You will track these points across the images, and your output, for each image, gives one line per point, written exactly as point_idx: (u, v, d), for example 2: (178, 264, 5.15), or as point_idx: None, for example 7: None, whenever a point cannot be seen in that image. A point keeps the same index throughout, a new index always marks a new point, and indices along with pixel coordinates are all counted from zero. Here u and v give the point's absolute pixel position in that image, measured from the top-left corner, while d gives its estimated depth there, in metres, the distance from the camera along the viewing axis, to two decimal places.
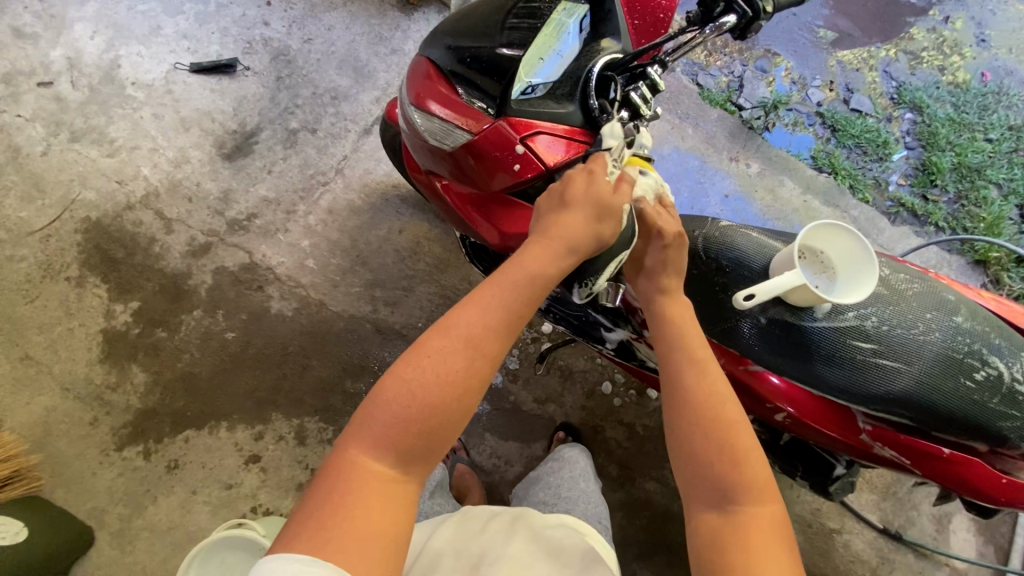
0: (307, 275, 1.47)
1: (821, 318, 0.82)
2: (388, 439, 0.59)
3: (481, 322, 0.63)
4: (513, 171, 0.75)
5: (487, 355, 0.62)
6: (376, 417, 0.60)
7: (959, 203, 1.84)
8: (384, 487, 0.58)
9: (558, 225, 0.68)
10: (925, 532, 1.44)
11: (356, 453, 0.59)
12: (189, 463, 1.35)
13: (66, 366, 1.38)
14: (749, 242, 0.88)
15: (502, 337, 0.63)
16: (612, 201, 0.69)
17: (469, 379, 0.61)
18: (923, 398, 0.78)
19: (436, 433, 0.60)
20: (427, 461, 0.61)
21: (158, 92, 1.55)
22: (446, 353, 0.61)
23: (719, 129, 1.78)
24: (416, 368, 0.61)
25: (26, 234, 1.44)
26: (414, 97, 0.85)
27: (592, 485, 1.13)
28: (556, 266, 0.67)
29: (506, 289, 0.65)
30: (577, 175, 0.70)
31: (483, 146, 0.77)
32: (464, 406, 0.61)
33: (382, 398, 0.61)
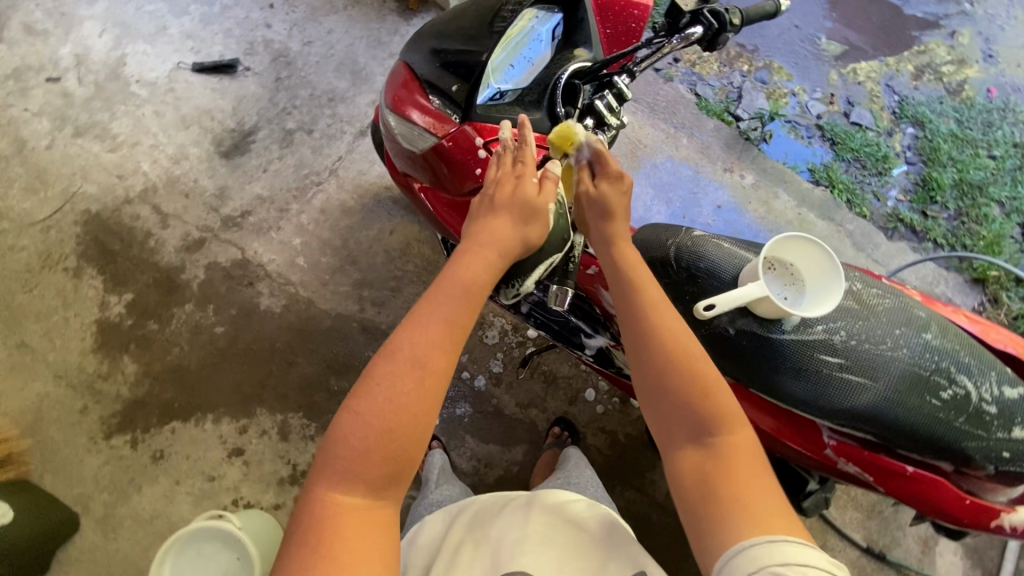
0: (298, 273, 1.49)
1: (789, 331, 0.82)
2: (354, 471, 0.59)
3: (426, 339, 0.62)
4: (478, 175, 0.78)
5: (435, 371, 0.62)
6: (335, 454, 0.60)
7: (960, 220, 1.81)
8: (358, 518, 0.58)
9: (488, 232, 0.69)
10: (910, 552, 1.41)
11: (324, 493, 0.59)
12: (174, 453, 1.38)
13: (60, 354, 1.42)
14: (721, 252, 0.88)
15: (447, 349, 0.63)
16: (538, 203, 0.70)
17: (421, 398, 0.61)
18: (887, 414, 0.77)
19: (399, 456, 0.60)
20: (398, 484, 0.61)
21: (161, 90, 1.59)
22: (395, 377, 0.61)
23: (714, 140, 1.77)
24: (369, 399, 0.60)
25: (28, 225, 1.48)
26: (389, 100, 0.86)
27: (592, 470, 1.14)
28: (489, 271, 0.68)
29: (447, 300, 0.65)
30: (506, 178, 0.71)
31: (451, 150, 0.78)
32: (421, 424, 0.61)
33: (340, 433, 0.60)
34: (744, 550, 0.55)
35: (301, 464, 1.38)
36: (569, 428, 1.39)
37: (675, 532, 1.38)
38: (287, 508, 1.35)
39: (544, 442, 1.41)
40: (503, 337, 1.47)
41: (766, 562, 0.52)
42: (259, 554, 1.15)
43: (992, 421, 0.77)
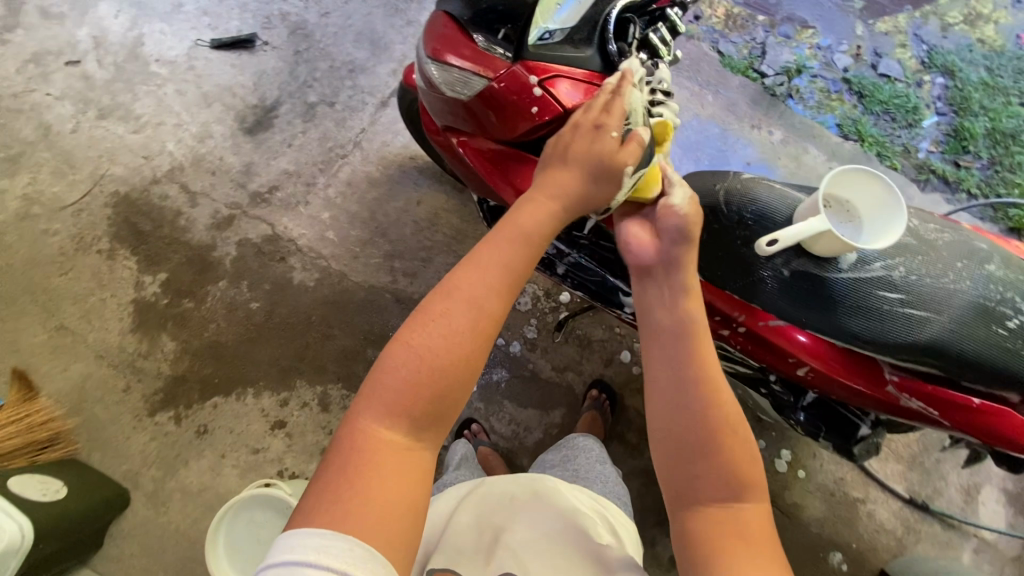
0: (328, 246, 1.49)
1: (846, 269, 0.80)
2: (400, 405, 0.58)
3: (481, 280, 0.63)
4: (531, 115, 0.75)
5: (491, 314, 0.62)
6: (385, 384, 0.59)
7: (994, 169, 1.77)
8: (398, 451, 0.58)
9: (554, 184, 0.69)
10: (954, 502, 1.41)
11: (367, 423, 0.58)
12: (217, 428, 1.39)
13: (99, 335, 1.43)
14: (772, 193, 0.87)
15: (502, 296, 0.63)
16: (617, 160, 0.68)
17: (473, 339, 0.61)
18: (952, 347, 0.76)
19: (445, 397, 0.60)
20: (439, 425, 0.61)
21: (181, 68, 1.58)
22: (451, 314, 0.61)
23: (740, 97, 1.74)
24: (422, 331, 0.60)
25: (59, 208, 1.49)
26: (433, 51, 0.83)
27: (607, 468, 1.10)
28: (549, 222, 0.68)
29: (506, 247, 0.65)
30: (585, 131, 0.69)
31: (503, 91, 0.75)
32: (471, 366, 0.61)
33: (391, 362, 0.60)
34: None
35: None
36: (607, 391, 1.40)
37: None
38: None
39: (582, 404, 1.42)
40: (535, 303, 1.46)
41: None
42: None
43: None
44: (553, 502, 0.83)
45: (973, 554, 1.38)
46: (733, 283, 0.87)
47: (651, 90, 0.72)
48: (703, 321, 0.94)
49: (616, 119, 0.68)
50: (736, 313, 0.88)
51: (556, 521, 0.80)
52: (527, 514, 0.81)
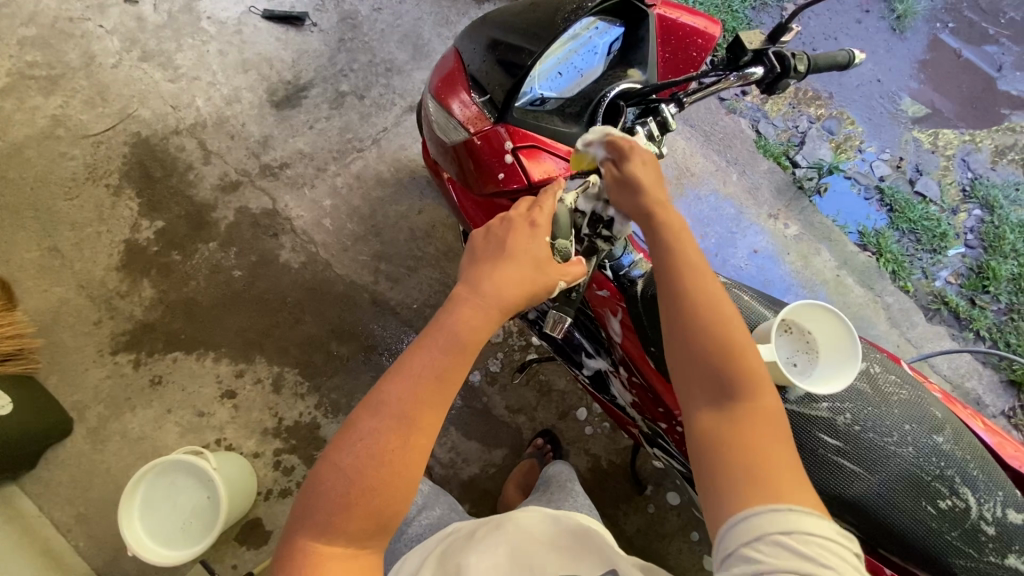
0: (322, 234, 1.51)
1: (793, 401, 0.77)
2: (337, 523, 0.57)
3: (413, 391, 0.59)
4: (498, 180, 0.76)
5: (422, 426, 0.59)
6: (315, 503, 0.58)
7: (1010, 316, 1.70)
8: (340, 565, 0.57)
9: (495, 284, 0.62)
10: None
11: (304, 540, 0.57)
12: (171, 382, 1.42)
13: (86, 266, 1.47)
14: (739, 303, 0.85)
15: (435, 404, 0.60)
16: (549, 268, 0.64)
17: (405, 453, 0.58)
18: (875, 511, 0.73)
19: (381, 508, 0.58)
20: (384, 531, 0.59)
21: (229, 30, 1.62)
22: (379, 431, 0.58)
23: (765, 182, 1.70)
24: (350, 450, 0.58)
25: (82, 136, 1.54)
26: (435, 88, 0.84)
27: (577, 487, 1.10)
28: (488, 328, 0.62)
29: (441, 351, 0.60)
30: (519, 227, 0.65)
31: (480, 148, 0.77)
32: (407, 478, 0.58)
33: (319, 485, 0.58)
34: (746, 522, 0.53)
35: (287, 420, 1.40)
36: (553, 442, 1.37)
37: None
38: (265, 458, 1.38)
39: (525, 450, 1.40)
40: (507, 338, 1.45)
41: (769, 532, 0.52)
42: (226, 496, 1.17)
43: (987, 543, 0.72)
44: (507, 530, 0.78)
45: None
46: None
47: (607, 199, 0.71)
48: (649, 406, 1.01)
49: (548, 215, 0.67)
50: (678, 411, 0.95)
51: (514, 544, 0.75)
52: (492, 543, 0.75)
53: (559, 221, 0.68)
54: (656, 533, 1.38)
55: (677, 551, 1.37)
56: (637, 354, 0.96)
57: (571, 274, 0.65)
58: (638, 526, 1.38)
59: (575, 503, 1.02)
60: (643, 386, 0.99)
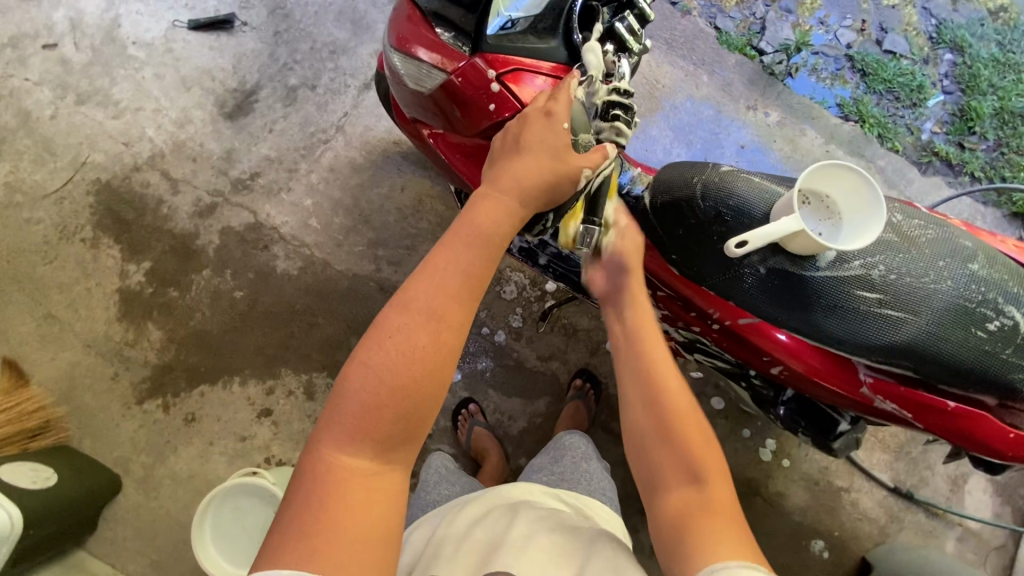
0: (312, 234, 1.48)
1: (824, 267, 0.79)
2: (365, 427, 0.57)
3: (440, 289, 0.61)
4: (490, 113, 0.74)
5: (452, 324, 0.60)
6: (343, 410, 0.58)
7: (1000, 151, 1.70)
8: (367, 474, 0.57)
9: (514, 176, 0.67)
10: (939, 492, 1.42)
11: (331, 449, 0.57)
12: (205, 415, 1.41)
13: (86, 324, 1.44)
14: (750, 187, 0.84)
15: (463, 303, 0.61)
16: (569, 157, 0.68)
17: (436, 350, 0.59)
18: (928, 348, 0.74)
19: (413, 414, 0.58)
20: (409, 445, 0.60)
21: (158, 51, 1.54)
22: (409, 327, 0.59)
23: (736, 76, 1.67)
24: (379, 350, 0.58)
25: (42, 197, 1.48)
26: (396, 44, 0.80)
27: (593, 465, 1.11)
28: (507, 221, 0.66)
29: (467, 248, 0.63)
30: (535, 118, 0.68)
31: (461, 87, 0.75)
32: (439, 379, 0.59)
33: (349, 388, 0.58)
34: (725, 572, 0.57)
35: None
36: (591, 380, 1.39)
37: None
38: None
39: (566, 393, 1.42)
40: (521, 292, 1.45)
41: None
42: None
43: None
44: (525, 514, 0.82)
45: (956, 543, 1.40)
46: (710, 278, 0.87)
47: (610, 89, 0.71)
48: (680, 313, 0.97)
49: (566, 106, 0.69)
50: (712, 310, 0.91)
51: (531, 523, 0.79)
52: (506, 522, 0.80)
53: (575, 116, 0.70)
54: None
55: (733, 451, 1.43)
56: (659, 267, 0.94)
57: (592, 161, 0.68)
58: None
59: (587, 486, 1.03)
60: (671, 296, 0.96)
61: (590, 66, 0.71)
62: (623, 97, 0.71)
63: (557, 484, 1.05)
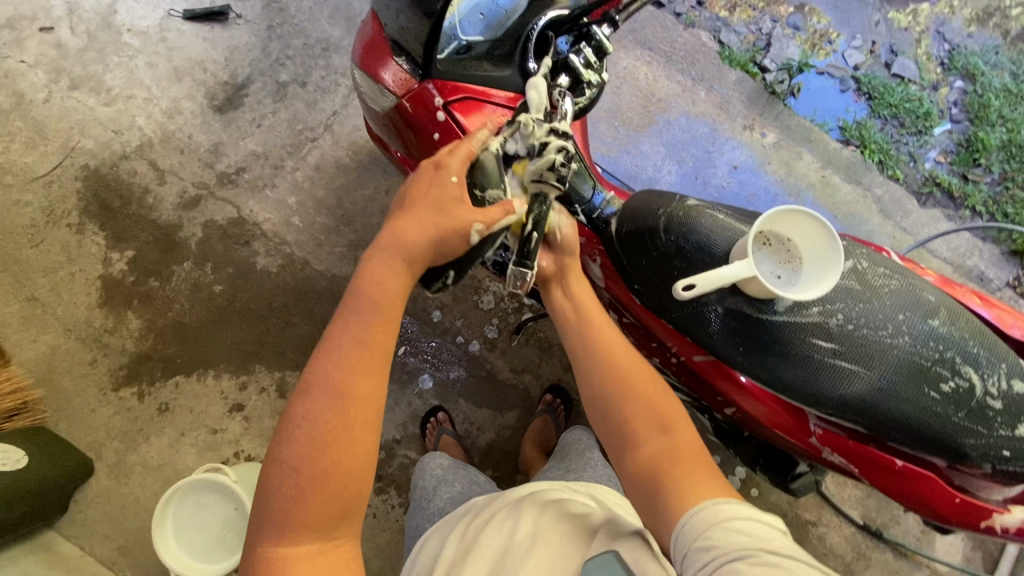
0: (293, 232, 1.48)
1: (782, 311, 0.77)
2: (294, 518, 0.60)
3: (341, 366, 0.64)
4: (434, 140, 0.77)
5: (356, 395, 0.63)
6: (271, 508, 0.61)
7: (1004, 185, 1.65)
8: (307, 557, 0.60)
9: (393, 235, 0.69)
10: (909, 532, 1.39)
11: (269, 546, 0.61)
12: (178, 406, 1.42)
13: (67, 309, 1.46)
14: (714, 223, 0.83)
15: (363, 371, 0.64)
16: (452, 211, 0.69)
17: (348, 426, 0.62)
18: (878, 405, 0.73)
19: (339, 492, 0.62)
20: (348, 519, 0.63)
21: (153, 40, 1.54)
22: (314, 412, 0.62)
23: (735, 94, 1.63)
24: (291, 443, 0.62)
25: (31, 179, 1.49)
26: (361, 64, 0.83)
27: (597, 454, 1.10)
28: (401, 282, 0.69)
29: (368, 324, 0.66)
30: (427, 171, 0.72)
31: (412, 110, 0.77)
32: (355, 449, 0.62)
33: (270, 482, 0.62)
34: (700, 516, 0.60)
35: None
36: (562, 396, 1.39)
37: None
38: None
39: (536, 407, 1.41)
40: (499, 303, 1.44)
41: (718, 521, 0.58)
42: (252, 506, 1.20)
43: (996, 417, 0.71)
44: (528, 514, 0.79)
45: None
46: (668, 311, 0.86)
47: (545, 130, 0.70)
48: (642, 343, 0.96)
49: (461, 161, 0.72)
50: (670, 343, 0.90)
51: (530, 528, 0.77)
52: (506, 523, 0.79)
53: (489, 169, 0.71)
54: None
55: None
56: (624, 293, 0.92)
57: (486, 218, 0.69)
58: None
59: (592, 475, 1.01)
60: (635, 324, 0.95)
61: (531, 104, 0.71)
62: (561, 137, 0.71)
63: (564, 476, 1.02)
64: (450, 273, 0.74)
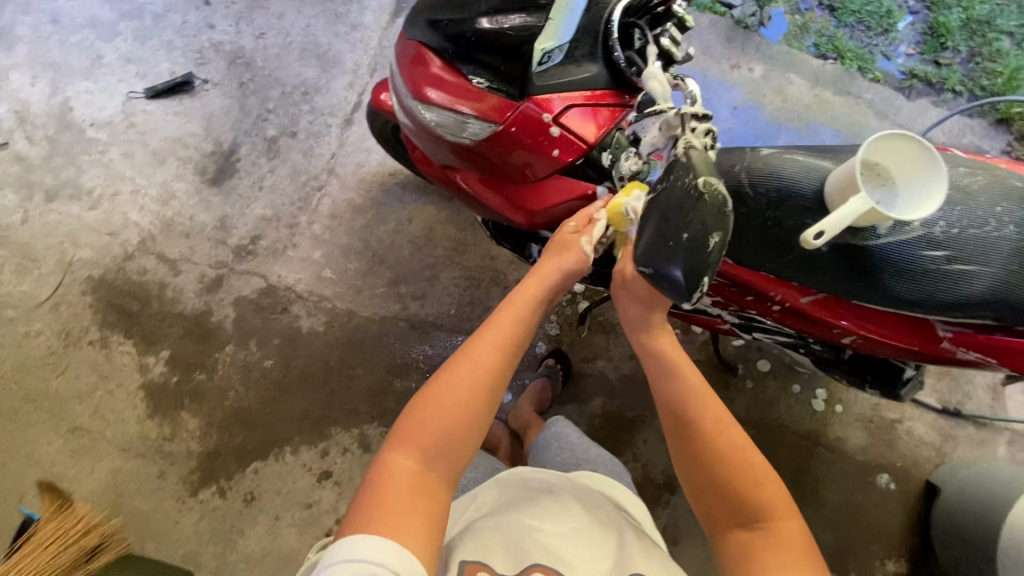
0: (328, 286, 1.43)
1: (884, 234, 0.79)
2: (421, 438, 0.69)
3: (488, 335, 0.74)
4: (554, 157, 0.75)
5: (492, 365, 0.72)
6: (410, 423, 0.70)
7: (975, 61, 1.72)
8: (417, 481, 0.66)
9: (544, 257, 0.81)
10: (984, 403, 1.48)
11: (393, 454, 0.68)
12: (264, 492, 1.36)
13: (117, 429, 1.37)
14: (796, 166, 0.84)
15: (502, 352, 0.74)
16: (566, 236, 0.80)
17: (481, 383, 0.71)
18: (1002, 295, 0.77)
19: (461, 434, 0.70)
20: (452, 463, 0.69)
21: (121, 128, 1.45)
22: (462, 364, 0.73)
23: (713, 37, 1.66)
24: (437, 381, 0.72)
25: (35, 307, 1.39)
26: (433, 100, 0.81)
27: (602, 454, 1.12)
28: (544, 279, 0.79)
29: (511, 316, 0.76)
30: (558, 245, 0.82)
31: (520, 134, 0.75)
32: (480, 409, 0.71)
33: (414, 406, 0.72)
34: None
35: None
36: None
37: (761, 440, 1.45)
38: None
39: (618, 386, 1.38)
40: None
41: None
42: None
43: None
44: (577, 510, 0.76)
45: (1009, 447, 1.46)
46: (769, 262, 0.87)
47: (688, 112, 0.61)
48: (735, 298, 0.98)
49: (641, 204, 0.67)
50: (771, 292, 0.91)
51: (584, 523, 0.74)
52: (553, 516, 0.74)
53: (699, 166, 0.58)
54: (763, 402, 1.47)
55: (788, 408, 1.47)
56: None
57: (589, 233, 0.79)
58: (745, 404, 1.46)
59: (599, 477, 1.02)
60: (726, 283, 0.96)
61: (656, 95, 0.65)
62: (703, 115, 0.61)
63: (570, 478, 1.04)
64: (681, 274, 0.57)
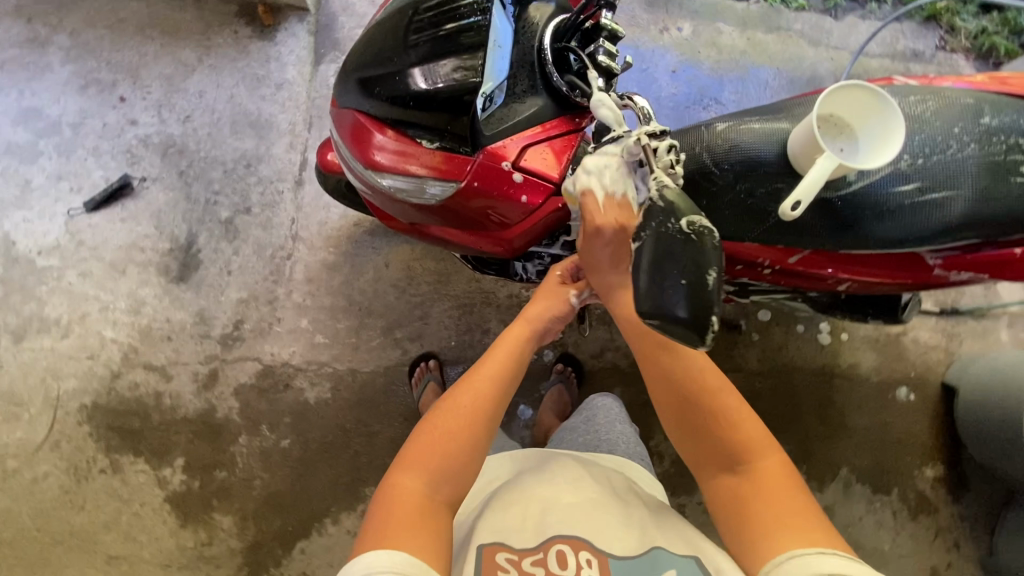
0: (324, 350, 1.41)
1: (854, 181, 0.80)
2: (429, 460, 0.69)
3: (487, 366, 0.77)
4: (523, 203, 0.77)
5: (495, 393, 0.75)
6: (416, 446, 0.71)
7: None
8: (430, 505, 0.67)
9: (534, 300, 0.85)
10: (976, 295, 1.52)
11: (400, 474, 0.69)
12: (317, 568, 1.35)
13: (153, 548, 1.35)
14: (754, 135, 0.84)
15: (505, 382, 0.77)
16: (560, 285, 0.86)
17: (486, 411, 0.74)
18: (981, 212, 0.78)
19: (469, 457, 0.71)
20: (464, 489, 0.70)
21: (71, 249, 1.40)
22: (466, 391, 0.75)
23: (635, 5, 1.64)
24: (441, 406, 0.74)
25: (35, 450, 1.35)
26: (382, 163, 0.80)
27: (629, 429, 1.07)
28: (534, 312, 0.83)
29: (508, 344, 0.79)
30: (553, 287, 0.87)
31: (486, 188, 0.76)
32: (487, 434, 0.73)
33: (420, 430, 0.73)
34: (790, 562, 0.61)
35: None
36: None
37: (780, 385, 1.47)
38: None
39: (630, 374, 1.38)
40: None
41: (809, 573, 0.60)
42: None
43: None
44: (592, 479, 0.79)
45: (1010, 330, 1.51)
46: (753, 231, 0.85)
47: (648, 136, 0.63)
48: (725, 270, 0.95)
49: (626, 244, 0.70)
50: (760, 259, 0.89)
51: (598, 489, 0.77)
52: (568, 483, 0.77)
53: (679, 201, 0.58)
54: (773, 350, 1.49)
55: (797, 349, 1.49)
56: None
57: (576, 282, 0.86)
58: (757, 355, 1.48)
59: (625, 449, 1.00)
60: None
61: (609, 121, 0.67)
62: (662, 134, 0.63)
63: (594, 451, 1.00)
64: (688, 315, 0.53)
